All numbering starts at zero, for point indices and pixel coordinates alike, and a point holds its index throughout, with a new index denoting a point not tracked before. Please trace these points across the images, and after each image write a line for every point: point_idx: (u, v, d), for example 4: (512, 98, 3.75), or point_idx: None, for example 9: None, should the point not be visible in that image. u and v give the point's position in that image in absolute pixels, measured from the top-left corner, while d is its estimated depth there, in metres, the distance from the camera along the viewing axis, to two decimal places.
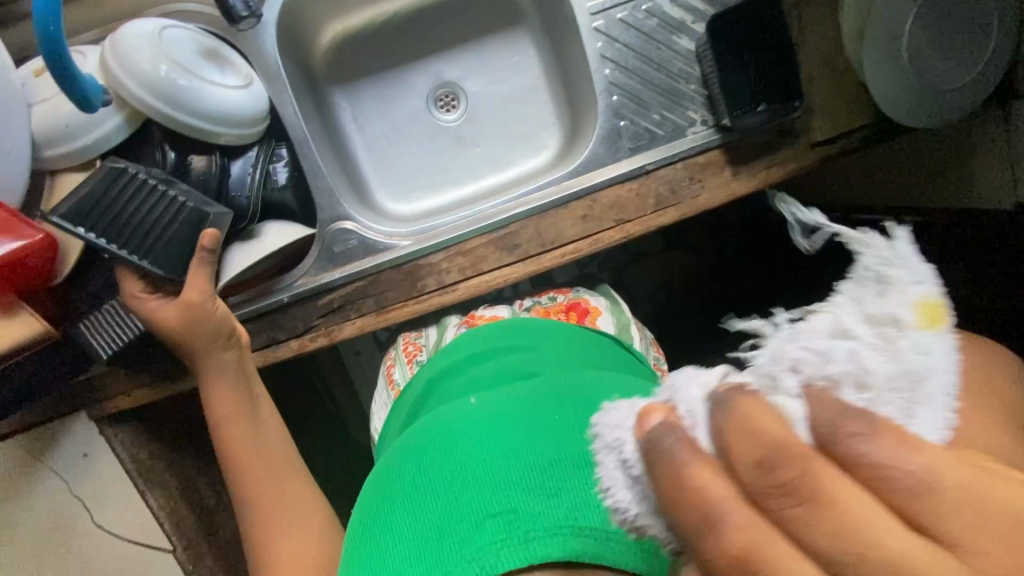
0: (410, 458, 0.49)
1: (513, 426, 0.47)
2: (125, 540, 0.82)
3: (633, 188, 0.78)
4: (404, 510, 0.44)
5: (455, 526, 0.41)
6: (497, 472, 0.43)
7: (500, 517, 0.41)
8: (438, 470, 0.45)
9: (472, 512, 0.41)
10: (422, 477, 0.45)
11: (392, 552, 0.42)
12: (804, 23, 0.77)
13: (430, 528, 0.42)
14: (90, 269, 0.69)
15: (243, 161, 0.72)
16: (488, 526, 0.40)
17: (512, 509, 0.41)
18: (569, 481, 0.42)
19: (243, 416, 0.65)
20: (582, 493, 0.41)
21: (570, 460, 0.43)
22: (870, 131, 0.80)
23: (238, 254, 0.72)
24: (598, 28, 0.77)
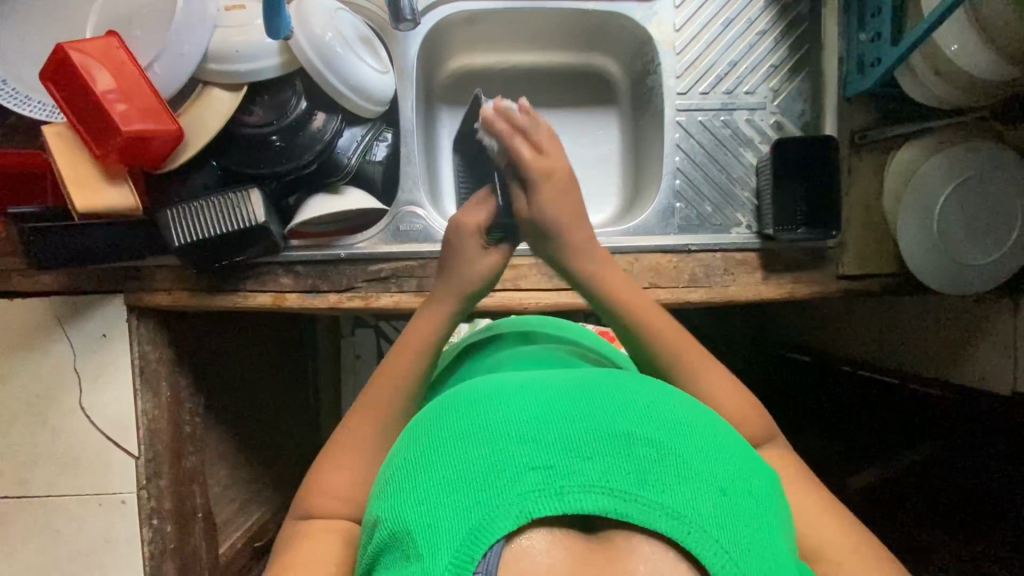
0: (445, 409, 0.45)
1: (557, 391, 0.44)
2: (98, 432, 0.83)
3: (673, 259, 0.86)
4: (440, 453, 0.41)
5: (497, 472, 0.38)
6: (546, 426, 0.40)
7: (544, 468, 0.38)
8: (477, 417, 0.42)
9: (512, 460, 0.38)
10: (459, 422, 0.42)
11: (421, 491, 0.39)
12: (855, 172, 0.88)
13: (465, 471, 0.39)
14: (193, 170, 0.76)
15: (354, 132, 0.82)
16: (529, 476, 0.37)
17: (551, 462, 0.38)
18: (613, 446, 0.39)
19: (416, 355, 0.63)
20: (625, 461, 0.38)
21: (616, 427, 0.40)
22: (893, 281, 0.88)
23: (318, 203, 0.80)
24: (680, 122, 0.90)
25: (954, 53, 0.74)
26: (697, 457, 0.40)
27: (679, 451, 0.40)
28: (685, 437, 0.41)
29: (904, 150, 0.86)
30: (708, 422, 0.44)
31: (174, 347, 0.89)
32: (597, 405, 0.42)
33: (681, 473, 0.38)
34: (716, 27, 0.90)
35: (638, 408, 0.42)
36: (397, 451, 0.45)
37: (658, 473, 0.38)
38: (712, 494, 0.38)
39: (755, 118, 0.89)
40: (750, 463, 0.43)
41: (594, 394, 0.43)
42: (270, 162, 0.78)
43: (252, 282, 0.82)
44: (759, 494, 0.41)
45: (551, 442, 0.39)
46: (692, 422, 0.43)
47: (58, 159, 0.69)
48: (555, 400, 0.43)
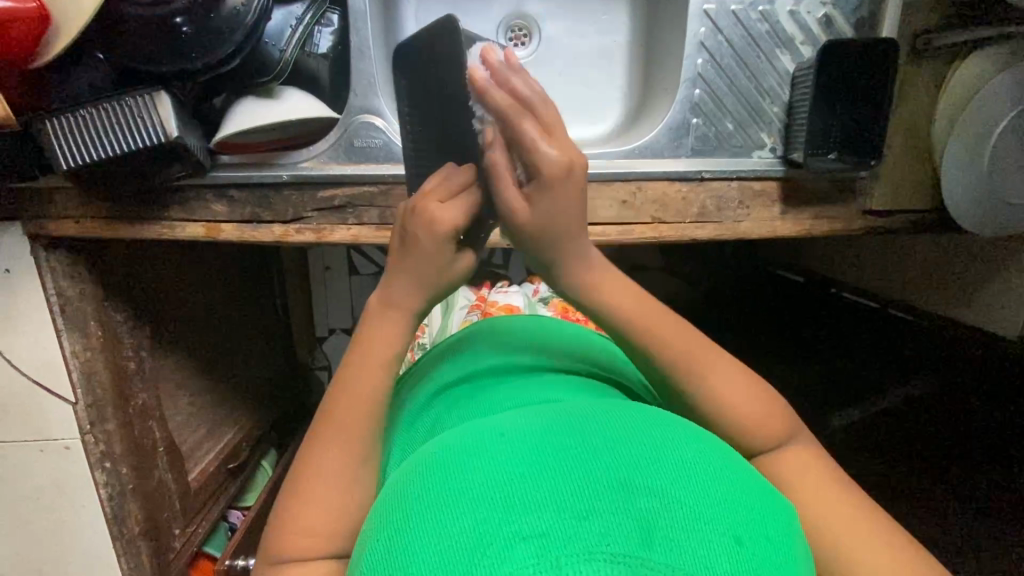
0: (414, 471, 0.37)
1: (539, 433, 0.36)
2: (24, 375, 0.74)
3: (681, 190, 0.73)
4: (409, 529, 0.32)
5: (478, 548, 0.29)
6: (534, 482, 0.32)
7: (537, 537, 0.29)
8: (450, 479, 0.34)
9: (495, 531, 0.30)
10: (430, 486, 0.34)
11: None
12: (908, 85, 0.72)
13: (439, 550, 0.30)
14: (74, 64, 0.58)
15: (288, 11, 0.64)
16: (518, 549, 0.29)
17: (543, 527, 0.30)
18: (609, 498, 0.31)
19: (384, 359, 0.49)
20: (626, 515, 0.30)
21: (611, 474, 0.33)
22: (923, 218, 0.78)
23: (247, 110, 0.63)
24: (708, 11, 0.71)
25: None
26: (706, 499, 0.33)
27: (685, 495, 0.33)
28: (691, 477, 0.34)
29: (967, 65, 0.70)
30: (714, 453, 0.37)
31: (101, 279, 0.77)
32: (589, 449, 0.35)
33: (692, 524, 0.31)
34: None
35: (632, 447, 0.35)
36: (368, 530, 0.37)
37: (666, 526, 0.30)
38: (727, 546, 0.31)
39: (800, 10, 0.71)
40: (761, 498, 0.37)
41: (582, 434, 0.36)
42: (172, 55, 0.59)
43: (178, 210, 0.68)
44: (777, 537, 0.34)
45: (540, 501, 0.31)
46: (695, 456, 0.36)
47: None
48: (538, 446, 0.35)
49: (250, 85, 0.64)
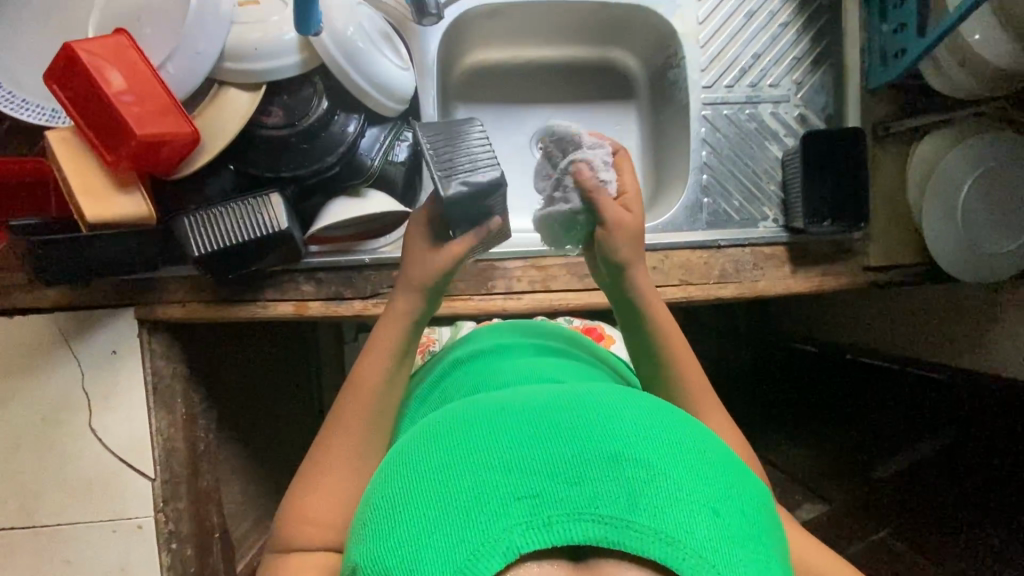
0: (425, 439, 0.44)
1: (544, 410, 0.42)
2: (111, 455, 0.78)
3: (703, 256, 0.85)
4: (418, 487, 0.39)
5: (481, 506, 0.37)
6: (534, 453, 0.39)
7: (530, 498, 0.36)
8: (460, 446, 0.41)
9: (498, 490, 0.37)
10: (440, 454, 0.41)
11: (404, 529, 0.37)
12: (880, 164, 0.88)
13: (446, 505, 0.37)
14: (208, 175, 0.72)
15: (376, 131, 0.79)
16: (514, 508, 0.36)
17: (538, 491, 0.37)
18: (600, 467, 0.38)
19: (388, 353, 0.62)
20: (614, 483, 0.37)
21: (603, 445, 0.39)
22: (918, 271, 0.89)
23: (340, 207, 0.76)
24: (705, 116, 0.87)
25: (977, 42, 0.75)
26: (688, 475, 0.39)
27: (670, 470, 0.38)
28: (676, 454, 0.40)
29: (925, 144, 0.87)
30: (701, 437, 0.43)
31: (186, 361, 0.85)
32: (586, 425, 0.40)
33: (672, 494, 0.37)
34: (739, 19, 0.87)
35: (625, 423, 0.41)
36: (375, 486, 0.43)
37: (649, 493, 0.37)
38: (703, 515, 0.37)
39: (780, 111, 0.88)
40: (740, 478, 0.42)
41: (580, 410, 0.42)
42: (289, 164, 0.73)
43: (272, 291, 0.78)
44: (750, 511, 0.40)
45: (537, 470, 0.38)
46: (681, 437, 0.41)
47: (65, 168, 0.65)
48: (540, 420, 0.41)
49: (344, 188, 0.78)
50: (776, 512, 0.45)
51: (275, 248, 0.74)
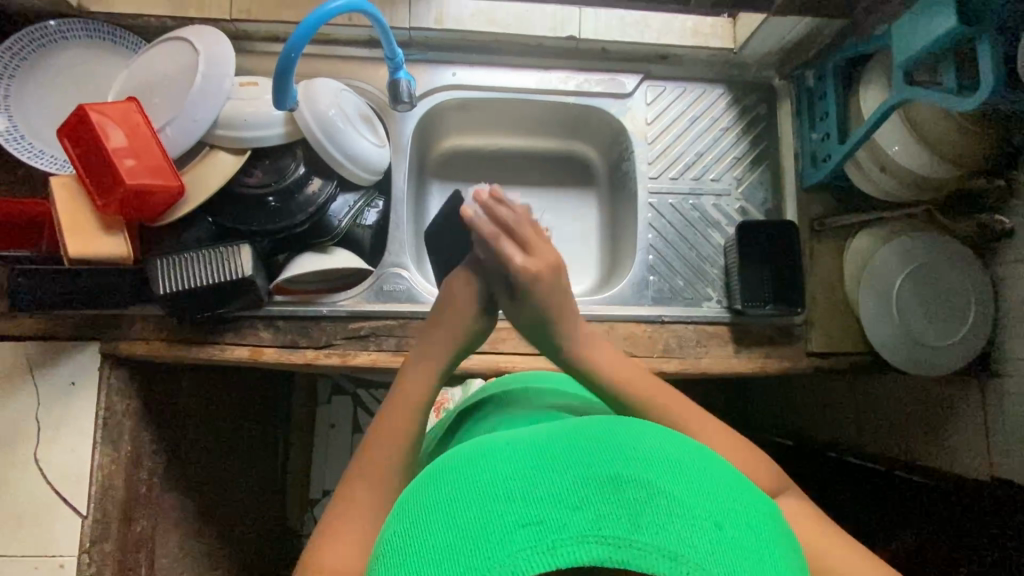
0: (436, 474, 0.46)
1: (547, 441, 0.45)
2: (49, 486, 0.79)
3: (647, 329, 0.89)
4: (430, 519, 0.41)
5: (487, 534, 0.39)
6: (537, 482, 0.41)
7: (534, 524, 0.39)
8: (467, 479, 0.43)
9: (501, 518, 0.39)
10: (451, 488, 0.43)
11: (415, 560, 0.39)
12: (817, 255, 0.94)
13: (455, 536, 0.40)
14: (188, 224, 0.80)
15: (348, 197, 0.87)
16: (518, 534, 0.38)
17: (541, 516, 0.39)
18: (602, 490, 0.40)
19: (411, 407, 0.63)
20: (615, 506, 0.39)
21: (605, 471, 0.41)
22: (859, 359, 0.93)
23: (307, 260, 0.83)
24: (652, 203, 0.95)
25: (896, 152, 0.83)
26: (688, 493, 0.41)
27: (669, 491, 0.41)
28: (676, 477, 0.42)
29: (860, 238, 0.93)
30: (700, 457, 0.45)
31: (142, 399, 0.88)
32: (587, 452, 0.43)
33: (675, 513, 0.40)
34: (685, 122, 0.96)
35: (624, 449, 0.44)
36: (389, 521, 0.46)
37: (650, 514, 0.39)
38: (706, 529, 0.39)
39: (721, 203, 0.96)
40: (744, 493, 0.44)
41: (582, 438, 0.45)
42: (262, 219, 0.81)
43: (232, 335, 0.83)
44: (757, 523, 0.42)
45: (542, 497, 0.40)
46: (680, 458, 0.44)
47: (60, 208, 0.72)
48: (541, 451, 0.44)
49: (313, 244, 0.85)
50: (787, 526, 0.47)
51: (238, 292, 0.79)
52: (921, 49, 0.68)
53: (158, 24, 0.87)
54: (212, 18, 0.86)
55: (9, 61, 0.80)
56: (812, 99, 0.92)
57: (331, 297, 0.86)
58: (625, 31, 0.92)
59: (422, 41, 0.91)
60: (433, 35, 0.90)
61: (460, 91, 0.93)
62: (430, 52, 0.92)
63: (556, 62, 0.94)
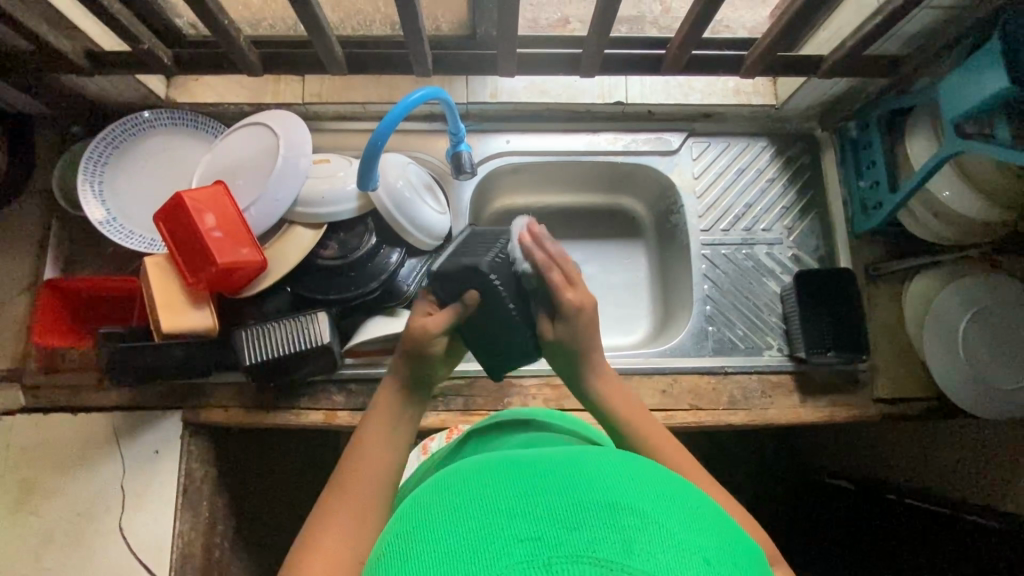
0: (436, 491, 0.46)
1: (546, 470, 0.45)
2: (132, 556, 0.80)
3: (710, 381, 0.89)
4: (426, 530, 0.41)
5: (480, 547, 0.38)
6: (533, 503, 0.40)
7: (528, 540, 0.37)
8: (467, 497, 0.43)
9: (498, 534, 0.38)
10: (451, 503, 0.43)
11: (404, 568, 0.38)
12: (875, 300, 0.94)
13: (450, 548, 0.38)
14: (269, 296, 0.84)
15: (414, 262, 0.91)
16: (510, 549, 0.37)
17: (538, 534, 0.38)
18: (599, 515, 0.39)
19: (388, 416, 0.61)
20: (611, 531, 0.38)
21: (602, 498, 0.40)
22: (928, 404, 0.91)
23: (377, 325, 0.86)
24: (706, 255, 0.97)
25: (947, 198, 0.84)
26: (684, 529, 0.39)
27: (668, 523, 0.39)
28: (673, 511, 0.41)
29: (918, 282, 0.93)
30: (697, 500, 0.44)
31: (217, 465, 0.91)
32: (585, 481, 0.43)
33: (671, 545, 0.38)
34: (731, 175, 1.00)
35: (624, 482, 0.43)
36: (384, 534, 0.44)
37: (646, 544, 0.37)
38: (698, 563, 0.37)
39: (774, 251, 0.97)
40: (738, 545, 0.42)
41: (582, 469, 0.44)
42: (338, 288, 0.85)
43: (306, 400, 0.86)
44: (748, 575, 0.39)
45: (540, 516, 0.39)
46: (678, 497, 0.43)
47: (154, 287, 0.77)
48: (540, 478, 0.43)
49: (383, 308, 0.89)
50: None
51: (312, 360, 0.82)
52: (975, 104, 0.70)
53: (236, 110, 0.94)
54: (287, 102, 0.93)
55: (105, 150, 0.87)
56: (857, 149, 0.95)
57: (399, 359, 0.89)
58: (669, 94, 0.97)
59: (478, 113, 0.97)
60: (489, 107, 0.96)
61: (513, 156, 0.98)
62: (485, 122, 0.97)
63: (604, 125, 0.99)
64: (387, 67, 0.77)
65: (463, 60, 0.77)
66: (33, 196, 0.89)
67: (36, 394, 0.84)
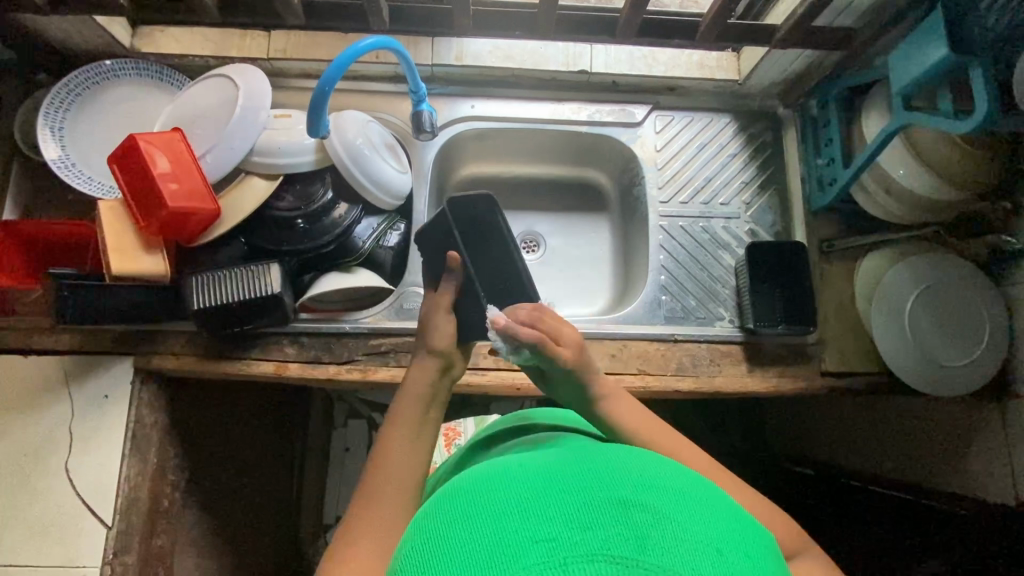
0: (451, 502, 0.48)
1: (556, 471, 0.47)
2: (78, 497, 0.81)
3: (660, 348, 0.91)
4: (450, 543, 0.42)
5: (500, 552, 0.39)
6: (549, 506, 0.43)
7: (545, 541, 0.39)
8: (482, 502, 0.45)
9: (514, 537, 0.40)
10: (469, 514, 0.44)
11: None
12: (827, 275, 0.95)
13: (471, 554, 0.40)
14: (223, 245, 0.84)
15: (371, 221, 0.91)
16: (530, 550, 0.39)
17: (553, 534, 0.40)
18: (611, 514, 0.41)
19: (412, 416, 0.62)
20: (623, 527, 0.40)
21: (610, 497, 0.43)
22: (874, 378, 0.93)
23: (330, 279, 0.87)
24: (664, 226, 0.98)
25: (901, 176, 0.85)
26: (692, 522, 0.42)
27: (673, 516, 0.42)
28: (681, 507, 0.43)
29: (869, 261, 0.94)
30: (704, 493, 0.47)
31: (169, 414, 0.91)
32: (597, 482, 0.45)
33: (679, 538, 0.40)
34: (693, 149, 1.01)
35: (632, 480, 0.45)
36: (407, 546, 0.46)
37: (655, 537, 0.40)
38: (709, 555, 0.40)
39: (731, 225, 0.98)
40: (747, 532, 0.45)
41: (590, 470, 0.47)
42: (291, 241, 0.86)
43: (258, 351, 0.87)
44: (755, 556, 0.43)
45: (553, 518, 0.41)
46: (683, 490, 0.46)
47: (105, 228, 0.77)
48: (552, 480, 0.46)
49: (338, 264, 0.89)
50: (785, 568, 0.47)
51: (263, 309, 0.83)
52: (917, 76, 0.71)
53: (201, 63, 0.95)
54: (252, 57, 0.93)
55: (67, 96, 0.87)
56: (816, 126, 0.96)
57: (353, 315, 0.89)
58: (633, 65, 0.97)
59: (444, 76, 0.97)
60: (454, 71, 0.96)
61: (477, 122, 0.99)
62: (450, 86, 0.98)
63: (569, 95, 1.00)
64: (346, 19, 0.78)
65: (422, 16, 0.77)
66: None
67: None
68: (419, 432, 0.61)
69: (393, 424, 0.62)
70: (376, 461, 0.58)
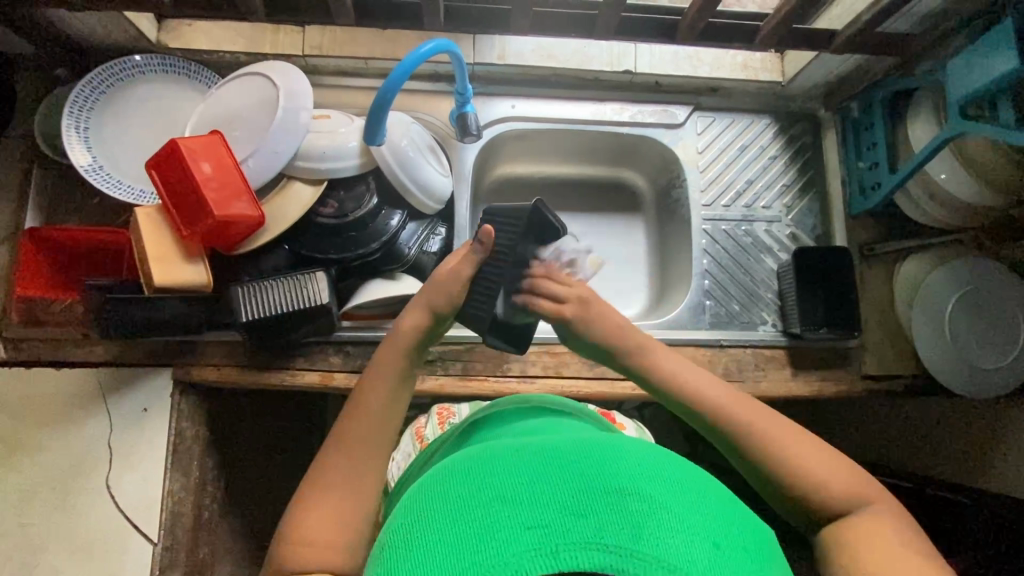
0: (442, 481, 0.48)
1: (551, 454, 0.47)
2: (121, 514, 0.78)
3: (706, 353, 0.91)
4: (441, 520, 0.42)
5: (491, 535, 0.40)
6: (540, 490, 0.42)
7: (536, 527, 0.40)
8: (478, 483, 0.45)
9: (507, 521, 0.40)
10: (458, 492, 0.45)
11: (419, 555, 0.40)
12: (867, 279, 0.96)
13: (463, 533, 0.41)
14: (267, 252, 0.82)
15: (414, 226, 0.89)
16: (520, 536, 0.39)
17: (547, 522, 0.40)
18: (606, 501, 0.41)
19: (389, 376, 0.64)
20: (619, 516, 0.40)
21: (609, 485, 0.43)
22: (912, 380, 0.94)
23: (377, 286, 0.85)
24: (706, 229, 0.98)
25: (944, 180, 0.85)
26: (689, 512, 0.42)
27: (670, 507, 0.42)
28: (677, 496, 0.43)
29: (908, 264, 0.95)
30: (701, 482, 0.47)
31: (207, 424, 0.89)
32: (590, 466, 0.45)
33: (673, 527, 0.40)
34: (733, 151, 1.00)
35: (631, 467, 0.46)
36: (396, 523, 0.46)
37: (653, 527, 0.40)
38: (702, 545, 0.40)
39: (772, 228, 0.98)
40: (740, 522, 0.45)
41: (588, 455, 0.47)
42: (337, 248, 0.84)
43: (302, 360, 0.85)
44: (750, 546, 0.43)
45: (548, 504, 0.41)
46: (681, 478, 0.46)
47: (144, 237, 0.74)
48: (546, 463, 0.46)
49: (383, 271, 0.87)
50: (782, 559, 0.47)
51: (307, 318, 0.80)
52: (977, 87, 0.71)
53: (232, 59, 0.90)
54: (285, 53, 0.90)
55: (91, 94, 0.83)
56: (859, 130, 0.96)
57: (398, 322, 0.88)
58: (678, 66, 0.96)
59: (484, 74, 0.95)
60: (496, 69, 0.93)
61: (518, 122, 0.96)
62: (490, 85, 0.95)
63: (611, 94, 0.98)
64: (396, 18, 0.75)
65: (475, 15, 0.75)
66: (12, 140, 0.84)
67: (19, 345, 0.82)
68: (393, 394, 0.64)
69: (361, 396, 0.64)
70: (350, 413, 0.62)
